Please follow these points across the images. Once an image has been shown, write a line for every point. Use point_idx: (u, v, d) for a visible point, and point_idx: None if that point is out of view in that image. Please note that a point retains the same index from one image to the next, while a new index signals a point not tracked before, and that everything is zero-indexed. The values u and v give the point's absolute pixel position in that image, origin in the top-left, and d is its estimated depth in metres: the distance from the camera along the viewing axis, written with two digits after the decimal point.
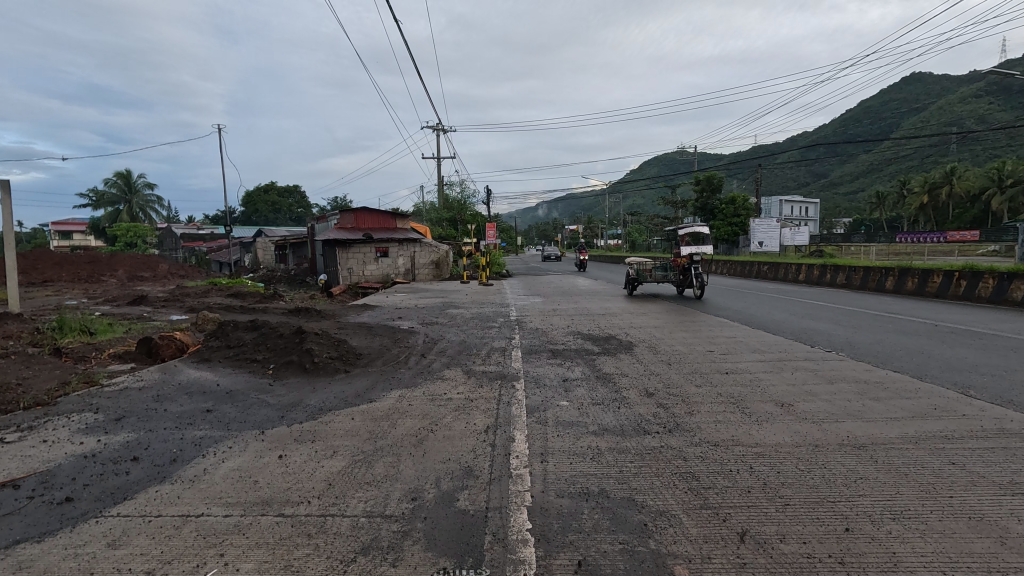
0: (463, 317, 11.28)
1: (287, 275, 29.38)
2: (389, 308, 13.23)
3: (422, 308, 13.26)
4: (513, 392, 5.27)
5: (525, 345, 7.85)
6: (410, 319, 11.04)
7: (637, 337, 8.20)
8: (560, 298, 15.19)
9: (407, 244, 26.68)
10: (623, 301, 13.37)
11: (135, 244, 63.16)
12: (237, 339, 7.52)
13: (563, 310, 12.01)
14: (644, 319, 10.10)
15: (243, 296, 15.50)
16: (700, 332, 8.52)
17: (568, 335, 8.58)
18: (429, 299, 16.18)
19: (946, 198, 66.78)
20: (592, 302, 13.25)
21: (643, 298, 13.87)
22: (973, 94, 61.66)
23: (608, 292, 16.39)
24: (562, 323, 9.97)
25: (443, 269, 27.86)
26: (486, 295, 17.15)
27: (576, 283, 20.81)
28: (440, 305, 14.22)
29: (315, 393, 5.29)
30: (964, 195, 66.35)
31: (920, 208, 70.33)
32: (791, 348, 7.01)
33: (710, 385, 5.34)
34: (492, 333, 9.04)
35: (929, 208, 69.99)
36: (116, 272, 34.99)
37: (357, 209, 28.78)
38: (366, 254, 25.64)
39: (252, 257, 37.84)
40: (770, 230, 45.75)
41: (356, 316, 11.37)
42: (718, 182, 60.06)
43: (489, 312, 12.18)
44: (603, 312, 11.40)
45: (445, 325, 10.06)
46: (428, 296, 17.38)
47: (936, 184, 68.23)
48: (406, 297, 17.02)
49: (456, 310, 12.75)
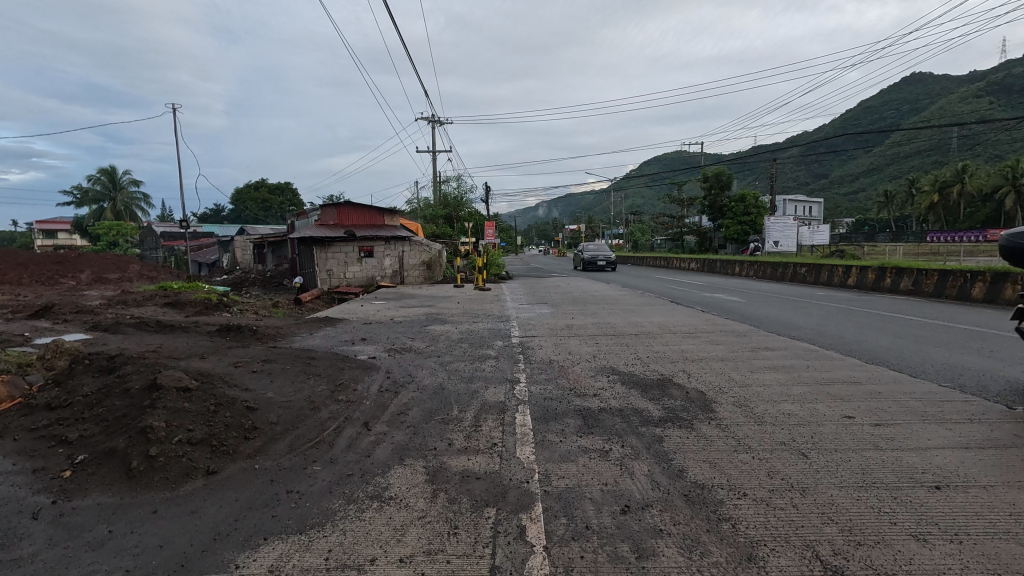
0: (449, 339, 8.38)
1: (264, 277, 26.61)
2: (356, 323, 10.39)
3: (399, 323, 10.42)
4: (524, 555, 2.41)
5: (536, 397, 4.97)
6: (378, 342, 8.15)
7: (711, 383, 5.32)
8: (567, 308, 12.34)
9: (394, 243, 23.82)
10: (654, 314, 10.53)
11: (118, 244, 60.41)
12: (71, 392, 4.66)
13: (581, 328, 9.16)
14: (698, 346, 7.27)
15: (182, 307, 12.64)
16: (798, 372, 5.68)
17: (599, 377, 5.71)
18: (411, 309, 13.33)
19: (958, 196, 64.51)
20: (614, 317, 10.40)
21: (678, 310, 11.03)
22: (978, 93, 60.20)
23: (628, 301, 13.56)
24: (584, 352, 7.11)
25: (435, 270, 24.95)
26: (481, 303, 14.27)
27: (585, 288, 18.12)
28: (422, 317, 11.36)
29: (94, 559, 2.46)
30: (977, 194, 64.02)
31: (931, 208, 68.00)
32: (983, 412, 4.19)
33: (944, 537, 2.49)
34: (489, 370, 6.16)
35: (940, 206, 67.66)
36: (81, 273, 32.16)
37: (341, 204, 25.93)
38: (348, 254, 22.89)
39: (230, 257, 34.92)
40: (784, 229, 43.09)
41: (307, 339, 8.53)
42: (727, 179, 57.32)
43: (484, 330, 9.29)
44: (634, 332, 8.59)
45: (420, 354, 7.19)
46: (415, 304, 14.58)
47: (947, 183, 66.10)
48: (386, 306, 14.21)
49: (443, 326, 9.89)
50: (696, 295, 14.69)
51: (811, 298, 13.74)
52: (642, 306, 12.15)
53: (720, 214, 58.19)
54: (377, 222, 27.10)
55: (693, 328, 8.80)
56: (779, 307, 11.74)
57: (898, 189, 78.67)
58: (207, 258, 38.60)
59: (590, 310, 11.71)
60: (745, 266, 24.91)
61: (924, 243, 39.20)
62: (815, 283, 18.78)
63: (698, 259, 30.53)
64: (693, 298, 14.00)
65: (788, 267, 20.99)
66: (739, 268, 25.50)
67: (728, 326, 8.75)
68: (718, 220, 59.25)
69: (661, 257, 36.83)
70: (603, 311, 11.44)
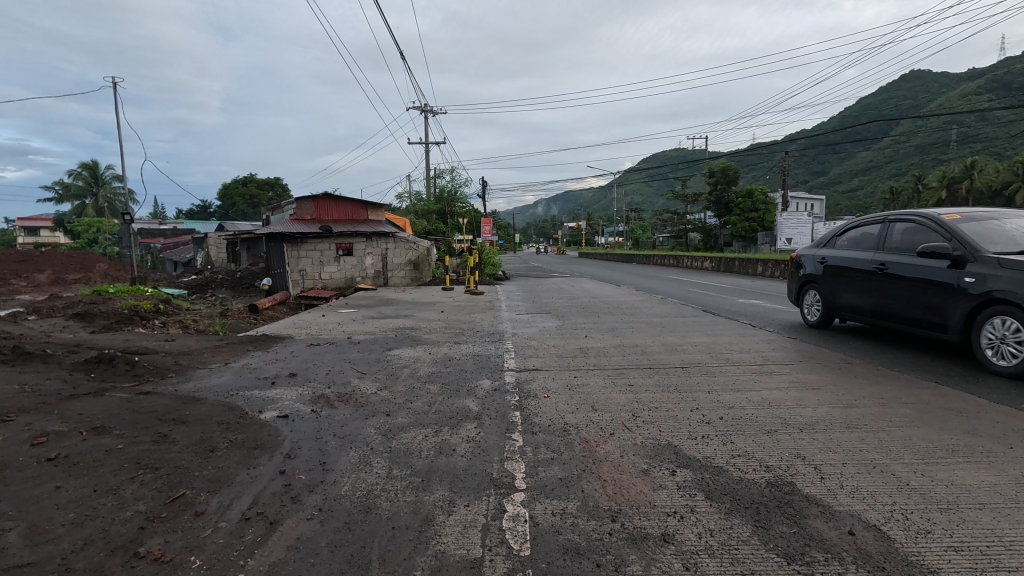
0: (414, 376, 5.80)
1: (234, 277, 24.06)
2: (300, 345, 7.83)
3: (357, 344, 7.85)
4: None
5: (547, 552, 2.41)
6: (311, 382, 5.59)
7: (885, 507, 2.75)
8: (577, 321, 9.83)
9: (377, 240, 21.26)
10: (691, 332, 8.03)
11: (98, 241, 57.74)
12: None
13: (600, 358, 6.61)
14: (790, 398, 4.72)
15: (94, 318, 10.13)
16: (1017, 468, 3.14)
17: (662, 480, 3.11)
18: (383, 320, 10.78)
19: (966, 193, 62.39)
20: (640, 336, 7.89)
21: (721, 327, 8.52)
22: (986, 87, 58.45)
23: (651, 310, 11.07)
24: (617, 408, 4.52)
25: (423, 271, 22.33)
26: (470, 312, 11.71)
27: (594, 292, 15.68)
28: (392, 333, 8.83)
29: None
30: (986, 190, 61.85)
31: (938, 204, 65.73)
32: None
33: None
34: (464, 453, 3.58)
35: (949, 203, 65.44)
36: (40, 273, 29.45)
37: (319, 196, 23.39)
38: (324, 252, 20.34)
39: (203, 256, 32.29)
40: (799, 225, 40.65)
41: (211, 376, 5.97)
42: (734, 174, 54.93)
43: (466, 358, 6.71)
44: (680, 365, 6.06)
45: (362, 408, 4.62)
46: (390, 313, 12.07)
47: (955, 178, 63.89)
48: (354, 314, 11.66)
49: (413, 350, 7.32)
50: (727, 302, 12.35)
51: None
52: (670, 319, 9.69)
53: (727, 210, 55.99)
54: (360, 218, 24.57)
55: (757, 359, 6.29)
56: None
57: (905, 185, 76.55)
58: (182, 256, 36.03)
59: (607, 324, 9.23)
60: (768, 265, 22.34)
61: None
62: None
63: (714, 257, 27.90)
64: (727, 306, 11.65)
65: None
66: (760, 267, 22.95)
67: (809, 356, 6.30)
68: (723, 216, 56.85)
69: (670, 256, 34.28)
70: (625, 326, 8.93)
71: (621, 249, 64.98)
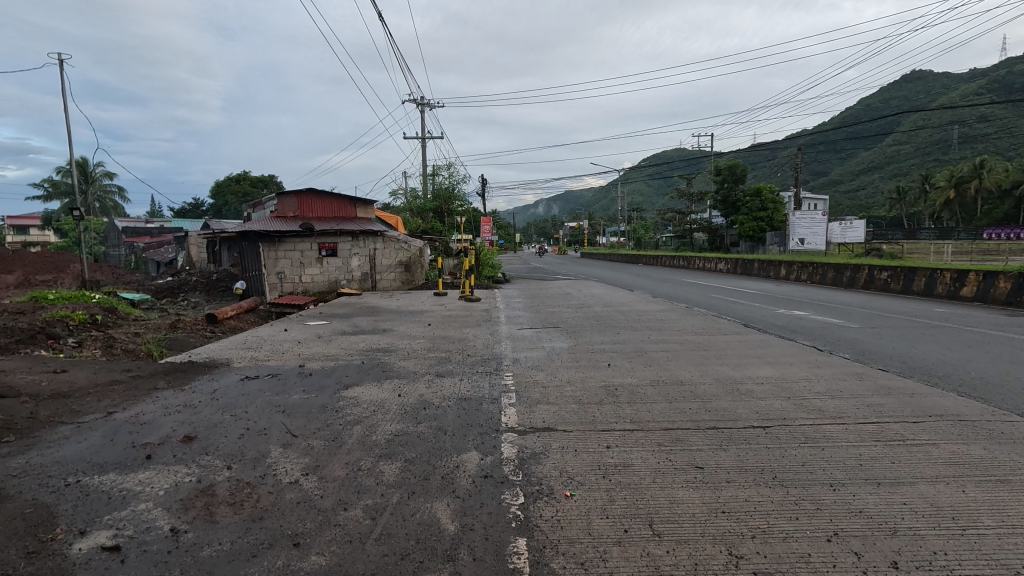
0: (365, 445, 3.86)
1: (210, 279, 22.22)
2: (231, 379, 5.87)
3: (306, 379, 5.89)
4: None
5: None
6: (204, 457, 3.67)
7: None
8: (595, 341, 7.88)
9: (364, 239, 19.36)
10: (747, 363, 6.15)
11: (84, 240, 55.89)
12: None
13: (637, 407, 4.66)
14: (980, 508, 2.78)
15: None
16: None
17: None
18: (356, 336, 8.85)
19: (974, 193, 60.21)
20: (683, 369, 5.99)
21: (785, 355, 6.56)
22: (999, 82, 56.44)
23: (680, 325, 9.14)
24: (698, 534, 2.59)
25: (415, 273, 20.43)
26: (463, 325, 9.81)
27: (606, 299, 13.77)
28: (358, 359, 6.89)
29: None
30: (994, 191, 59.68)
31: (944, 204, 63.59)
32: None
33: None
34: None
35: (957, 203, 62.67)
36: (9, 273, 27.60)
37: (303, 192, 21.56)
38: (305, 253, 18.47)
39: (185, 256, 30.44)
40: (812, 225, 38.76)
41: (70, 438, 4.07)
42: (741, 173, 53.00)
43: (447, 407, 4.76)
44: (761, 425, 4.11)
45: (255, 530, 2.69)
46: (368, 325, 10.14)
47: (963, 178, 61.74)
48: (324, 328, 9.72)
49: (378, 390, 5.37)
50: (763, 313, 10.55)
51: (928, 317, 9.74)
52: (709, 340, 7.79)
53: (734, 209, 54.19)
54: (348, 215, 22.67)
55: (865, 416, 4.35)
56: (914, 335, 7.71)
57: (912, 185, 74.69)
58: (165, 256, 34.10)
59: (634, 347, 7.31)
60: (792, 267, 20.42)
61: (969, 242, 34.50)
62: (902, 292, 14.57)
63: (729, 259, 25.94)
64: (765, 318, 9.87)
65: (858, 271, 16.67)
66: (783, 270, 21.05)
67: (937, 408, 4.43)
68: (731, 215, 54.89)
69: (681, 256, 32.30)
70: (658, 351, 7.01)
71: (625, 249, 63.16)
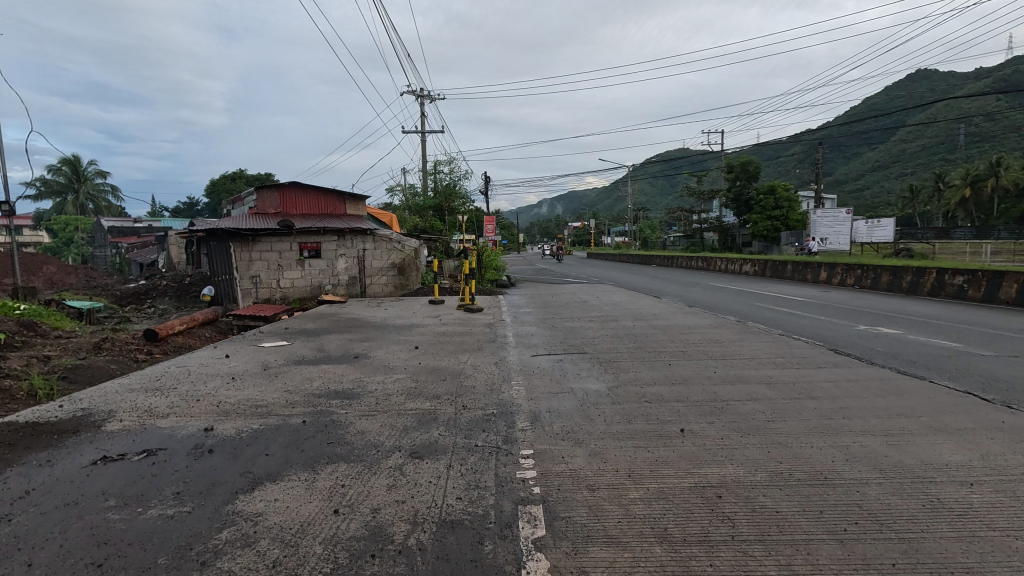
0: None
1: (183, 283, 20.02)
2: (75, 462, 3.61)
3: (196, 463, 3.62)
4: None
5: None
6: None
7: None
8: (644, 381, 5.58)
9: (351, 239, 17.11)
10: (912, 435, 3.83)
11: (73, 241, 53.84)
12: None
13: (789, 566, 2.35)
14: None
15: None
16: None
17: None
18: (314, 368, 6.55)
19: (990, 190, 57.02)
20: (812, 450, 3.65)
21: (949, 416, 4.24)
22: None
23: (749, 353, 6.84)
24: None
25: (410, 277, 18.12)
26: (460, 349, 7.48)
27: (634, 309, 11.44)
28: (298, 417, 4.59)
29: None
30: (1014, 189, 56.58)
31: (960, 203, 60.37)
32: None
33: None
34: None
35: (973, 202, 59.81)
36: None
37: (286, 186, 19.44)
38: (283, 254, 16.27)
39: (166, 257, 28.26)
40: (835, 224, 36.27)
41: None
42: (755, 170, 50.57)
43: (418, 557, 2.48)
44: None
45: None
46: (338, 348, 7.87)
47: (979, 176, 58.20)
48: (279, 354, 7.47)
49: (303, 495, 3.10)
50: (843, 331, 8.34)
51: None
52: (805, 380, 5.49)
53: (747, 208, 51.78)
54: (336, 212, 20.40)
55: None
56: None
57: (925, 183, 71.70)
58: (147, 258, 32.08)
59: (707, 397, 5.00)
60: (835, 270, 18.01)
61: (1007, 243, 31.77)
62: (984, 300, 12.27)
63: (757, 260, 23.43)
64: (853, 339, 7.65)
65: (922, 276, 14.30)
66: (822, 273, 18.61)
67: None
68: (744, 214, 52.51)
69: (701, 257, 29.78)
70: (745, 405, 4.70)
71: (633, 248, 60.91)
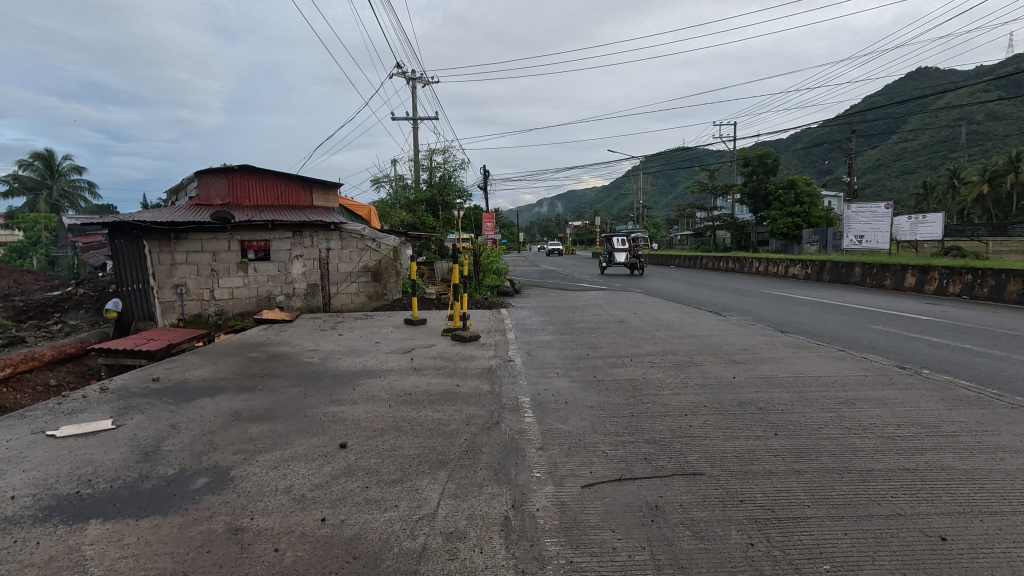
0: None
1: (102, 293, 16.08)
2: None
3: None
4: None
5: None
6: None
7: None
8: None
9: (310, 236, 13.19)
10: None
11: (39, 241, 49.67)
12: None
13: None
14: None
15: None
16: None
17: None
18: (55, 546, 2.64)
19: (1012, 186, 52.50)
20: None
21: None
22: None
23: None
24: None
25: (387, 284, 14.17)
26: (429, 462, 3.54)
27: (703, 340, 7.50)
28: None
29: None
30: None
31: (976, 199, 55.75)
32: None
33: None
34: None
35: (991, 199, 55.25)
36: None
37: (235, 170, 15.57)
38: (218, 255, 12.43)
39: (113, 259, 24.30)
40: (871, 220, 32.09)
41: None
42: (773, 163, 46.61)
43: None
44: None
45: None
46: (190, 447, 3.97)
47: (997, 171, 53.63)
48: (50, 469, 3.57)
49: None
50: None
51: None
52: None
53: (764, 203, 47.79)
54: (300, 205, 16.53)
55: None
56: None
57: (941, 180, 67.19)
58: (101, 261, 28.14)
59: None
60: (930, 275, 14.05)
61: None
62: None
63: (810, 261, 19.43)
64: None
65: None
66: (909, 278, 14.69)
67: None
68: (761, 210, 48.55)
69: (734, 256, 25.80)
70: None
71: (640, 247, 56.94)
